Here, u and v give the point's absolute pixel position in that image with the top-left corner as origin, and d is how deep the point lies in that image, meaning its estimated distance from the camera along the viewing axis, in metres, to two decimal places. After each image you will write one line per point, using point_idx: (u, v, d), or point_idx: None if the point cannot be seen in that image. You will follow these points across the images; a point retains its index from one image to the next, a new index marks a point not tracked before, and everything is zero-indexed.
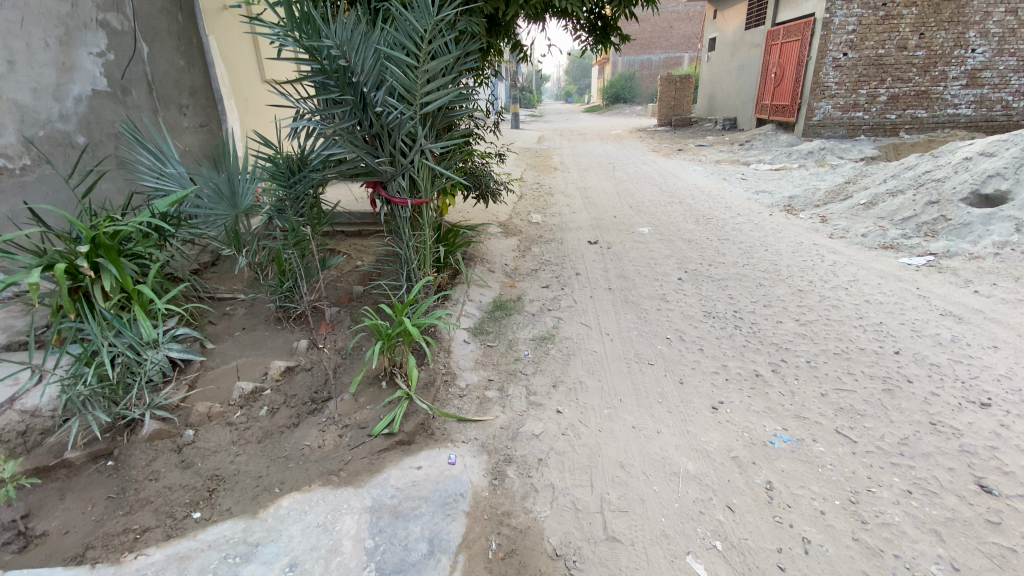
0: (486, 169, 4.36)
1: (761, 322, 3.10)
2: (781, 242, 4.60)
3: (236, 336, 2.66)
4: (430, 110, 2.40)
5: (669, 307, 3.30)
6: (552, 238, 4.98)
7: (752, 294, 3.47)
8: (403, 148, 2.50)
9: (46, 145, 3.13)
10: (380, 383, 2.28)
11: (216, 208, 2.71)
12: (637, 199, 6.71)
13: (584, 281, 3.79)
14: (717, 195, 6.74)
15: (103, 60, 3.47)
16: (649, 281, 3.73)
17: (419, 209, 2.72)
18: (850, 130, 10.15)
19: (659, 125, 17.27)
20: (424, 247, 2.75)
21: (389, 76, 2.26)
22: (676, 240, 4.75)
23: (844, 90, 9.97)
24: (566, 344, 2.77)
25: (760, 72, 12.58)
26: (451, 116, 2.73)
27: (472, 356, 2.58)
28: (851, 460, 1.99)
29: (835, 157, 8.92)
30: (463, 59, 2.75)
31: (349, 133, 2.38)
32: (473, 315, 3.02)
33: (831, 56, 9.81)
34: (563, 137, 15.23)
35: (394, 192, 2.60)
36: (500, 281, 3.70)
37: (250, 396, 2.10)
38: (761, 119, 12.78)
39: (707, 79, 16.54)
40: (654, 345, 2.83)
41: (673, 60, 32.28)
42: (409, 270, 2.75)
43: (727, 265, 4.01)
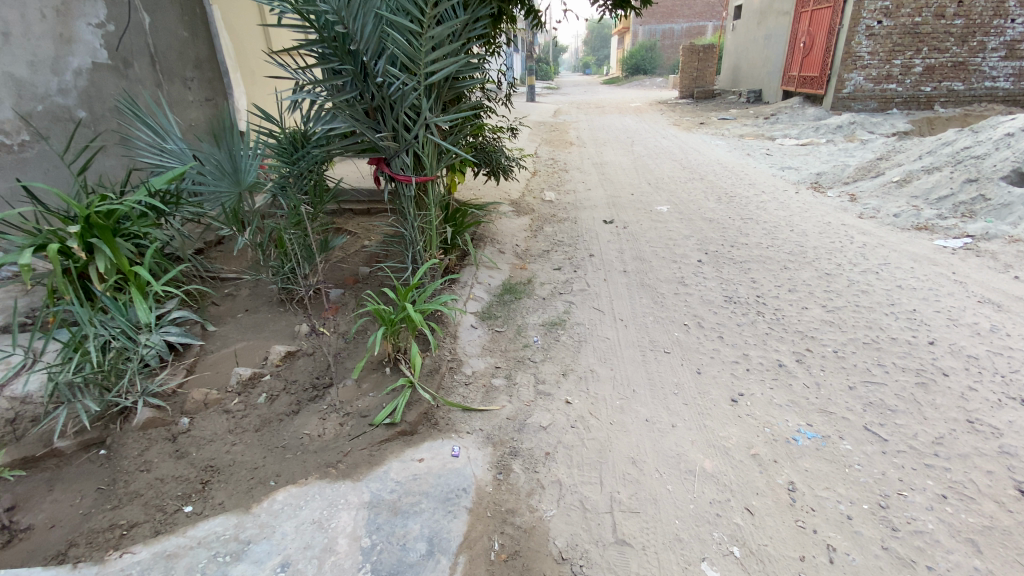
0: (498, 145, 4.20)
1: (786, 308, 2.93)
2: (807, 222, 4.38)
3: (238, 318, 2.59)
4: (436, 81, 2.25)
5: (687, 291, 3.15)
6: (565, 217, 4.83)
7: (776, 278, 3.29)
8: (406, 122, 2.35)
9: (45, 120, 3.06)
10: (383, 369, 2.20)
11: (219, 185, 2.62)
12: (656, 175, 6.47)
13: (598, 263, 3.65)
14: (740, 172, 6.46)
15: (102, 31, 3.37)
16: (667, 263, 3.58)
17: (425, 188, 2.60)
18: (883, 103, 9.63)
19: (680, 98, 16.69)
20: (430, 227, 2.64)
21: (390, 44, 2.11)
22: (697, 219, 4.55)
23: (878, 61, 9.43)
24: (577, 329, 2.66)
25: (788, 41, 12.00)
26: (459, 87, 2.57)
27: (480, 342, 2.48)
28: (881, 460, 1.85)
29: (865, 131, 8.49)
30: (472, 25, 2.57)
31: (349, 106, 2.24)
32: (481, 298, 2.92)
33: (864, 24, 9.27)
34: (581, 111, 14.83)
35: (397, 170, 2.47)
36: (510, 262, 3.58)
37: (248, 382, 2.03)
38: (787, 91, 12.24)
39: (732, 49, 15.84)
40: (670, 331, 2.70)
41: (696, 30, 31.08)
42: (415, 252, 2.65)
43: (750, 247, 3.82)
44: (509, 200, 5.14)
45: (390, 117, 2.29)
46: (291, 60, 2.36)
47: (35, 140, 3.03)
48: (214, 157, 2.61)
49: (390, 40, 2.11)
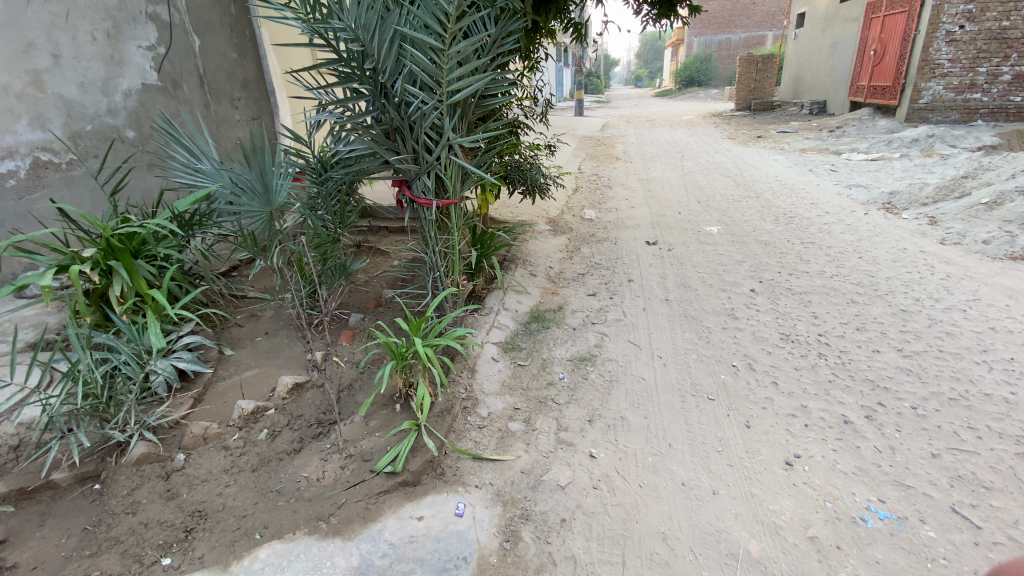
0: (535, 162, 4.04)
1: (853, 351, 2.57)
2: (878, 248, 3.93)
3: (256, 342, 2.49)
4: (459, 99, 2.11)
5: (737, 326, 2.84)
6: (606, 236, 4.59)
7: (840, 314, 2.92)
8: (428, 143, 2.22)
9: (94, 139, 3.17)
10: (394, 406, 2.06)
11: (249, 205, 2.55)
12: (707, 192, 6.11)
13: (638, 289, 3.38)
14: (801, 189, 5.99)
15: (152, 53, 3.48)
16: (715, 292, 3.28)
17: (448, 211, 2.46)
18: (965, 114, 8.77)
19: (736, 110, 16.02)
20: (453, 251, 2.50)
21: (410, 62, 1.97)
22: (750, 242, 4.19)
23: (959, 68, 8.61)
24: (609, 367, 2.42)
25: (856, 50, 11.24)
26: (487, 104, 2.42)
27: (500, 378, 2.28)
28: (975, 555, 1.51)
29: (945, 145, 7.74)
30: (501, 40, 2.43)
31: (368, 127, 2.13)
32: (506, 327, 2.73)
33: (944, 30, 8.52)
34: (630, 124, 14.51)
35: (418, 193, 2.35)
36: (542, 286, 3.38)
37: (250, 417, 1.93)
38: (855, 102, 11.44)
39: (794, 59, 15.07)
40: (714, 374, 2.41)
41: (755, 40, 30.02)
42: (435, 277, 2.51)
43: (811, 276, 3.44)
44: (548, 219, 4.95)
45: (411, 138, 2.16)
46: (313, 81, 2.29)
47: (84, 158, 3.14)
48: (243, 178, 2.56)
49: (410, 57, 2.00)
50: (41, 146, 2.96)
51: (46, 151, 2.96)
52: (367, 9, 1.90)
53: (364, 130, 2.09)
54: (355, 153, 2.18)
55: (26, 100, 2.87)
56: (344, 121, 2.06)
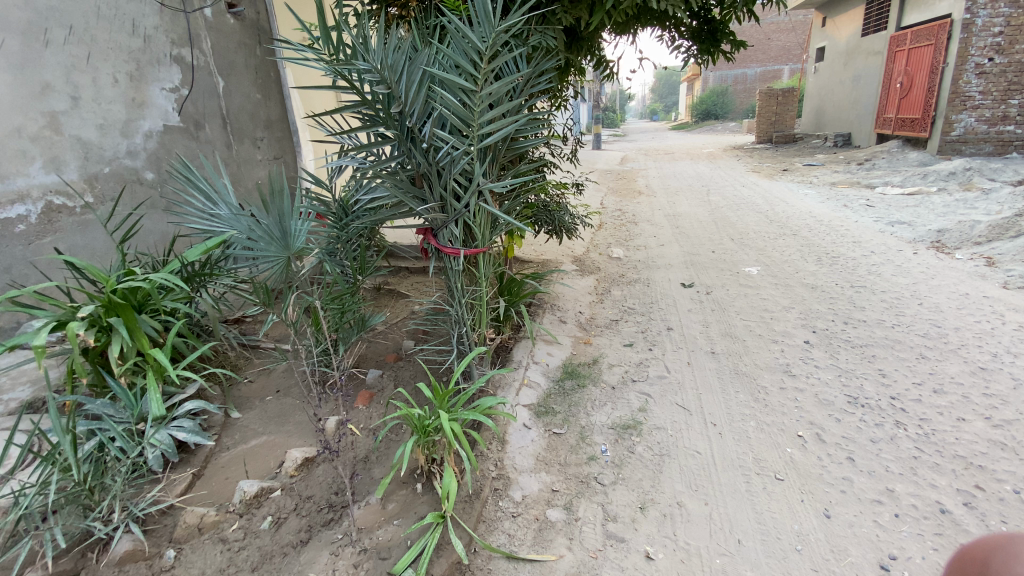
0: (562, 202, 3.87)
1: (935, 419, 2.25)
2: (937, 292, 3.62)
3: (265, 402, 2.29)
4: (491, 143, 1.94)
5: (795, 385, 2.55)
6: (636, 277, 4.35)
7: (910, 372, 2.61)
8: (456, 190, 2.03)
9: (111, 181, 3.08)
10: (414, 485, 1.81)
11: (267, 251, 2.37)
12: (739, 229, 5.87)
13: (678, 339, 3.11)
14: (839, 226, 5.70)
15: (175, 95, 3.43)
16: (764, 344, 3.00)
17: (476, 261, 2.24)
18: (1001, 146, 8.47)
19: (757, 143, 15.88)
20: (480, 303, 2.27)
21: (440, 104, 1.81)
22: (795, 286, 3.91)
23: (991, 100, 8.36)
24: (657, 438, 2.15)
25: (880, 82, 11.08)
26: (520, 147, 2.25)
27: (533, 451, 2.03)
28: None
29: (985, 178, 7.40)
30: (535, 79, 2.28)
31: (394, 174, 1.96)
32: (538, 385, 2.48)
33: (973, 62, 8.32)
34: (649, 157, 14.44)
35: (445, 242, 2.14)
36: (573, 335, 3.13)
37: (253, 501, 1.69)
38: (882, 134, 11.20)
39: (815, 92, 14.97)
40: (777, 447, 2.12)
41: (772, 74, 30.21)
42: (461, 332, 2.27)
43: (868, 325, 3.14)
44: (573, 258, 4.75)
45: (438, 185, 1.97)
46: (335, 125, 2.14)
47: (101, 201, 3.04)
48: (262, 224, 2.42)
49: (440, 100, 1.84)
50: (56, 190, 2.85)
51: (60, 194, 2.86)
52: (393, 51, 1.76)
53: (388, 177, 1.90)
54: (379, 202, 2.00)
55: (43, 143, 2.78)
56: (366, 168, 1.88)
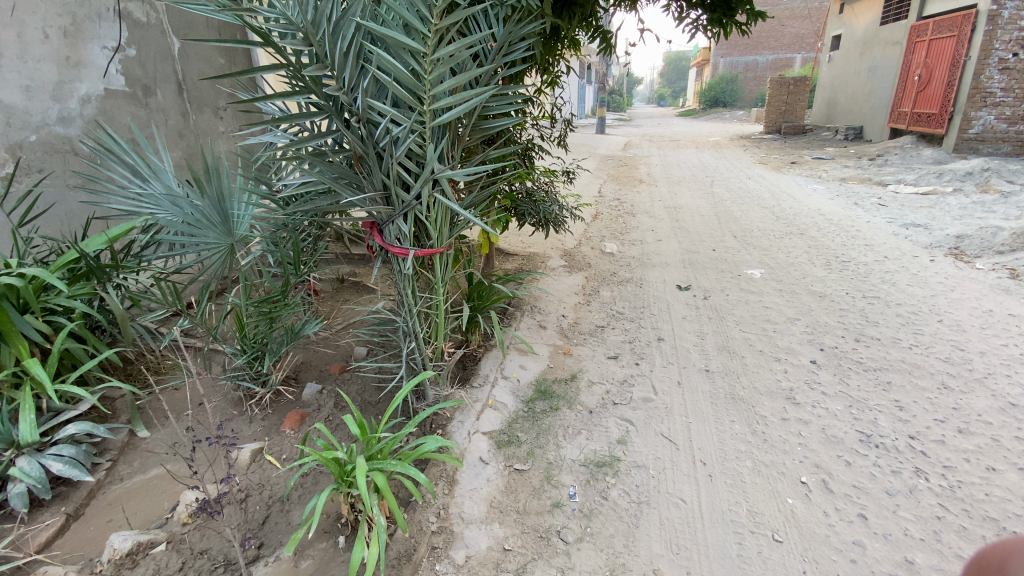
0: (549, 192, 3.50)
1: (961, 468, 1.92)
2: (957, 307, 3.29)
3: (182, 419, 1.96)
4: (449, 119, 1.58)
5: (799, 417, 2.23)
6: (628, 276, 4.01)
7: (929, 406, 2.28)
8: (404, 177, 1.66)
9: (39, 152, 2.70)
10: (335, 540, 1.48)
11: (206, 236, 2.21)
12: (742, 225, 5.51)
13: (670, 353, 2.78)
14: (849, 227, 5.33)
15: (120, 56, 3.01)
16: (764, 362, 2.67)
17: (430, 263, 1.87)
18: (1019, 146, 8.05)
19: (765, 133, 15.36)
20: (436, 312, 1.91)
21: (379, 68, 1.43)
22: (801, 294, 3.57)
23: (1013, 98, 7.90)
24: (636, 480, 1.83)
25: (897, 74, 10.59)
26: (489, 125, 1.88)
27: (487, 494, 1.71)
28: None
29: (1003, 180, 7.00)
30: (509, 46, 1.92)
31: (322, 155, 1.58)
32: (504, 407, 2.15)
33: (996, 56, 7.85)
34: (652, 144, 13.97)
35: (391, 240, 1.76)
36: (551, 343, 2.80)
37: (128, 559, 1.36)
38: (895, 129, 10.75)
39: (827, 82, 14.41)
40: (777, 497, 1.80)
41: (783, 62, 29.43)
42: (412, 346, 1.91)
43: (882, 345, 2.81)
44: (563, 252, 4.40)
45: (378, 171, 1.60)
46: None
47: (26, 174, 2.67)
48: (200, 206, 2.21)
49: (380, 63, 1.48)
50: None
51: None
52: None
53: (313, 158, 1.52)
54: (304, 190, 1.63)
55: None
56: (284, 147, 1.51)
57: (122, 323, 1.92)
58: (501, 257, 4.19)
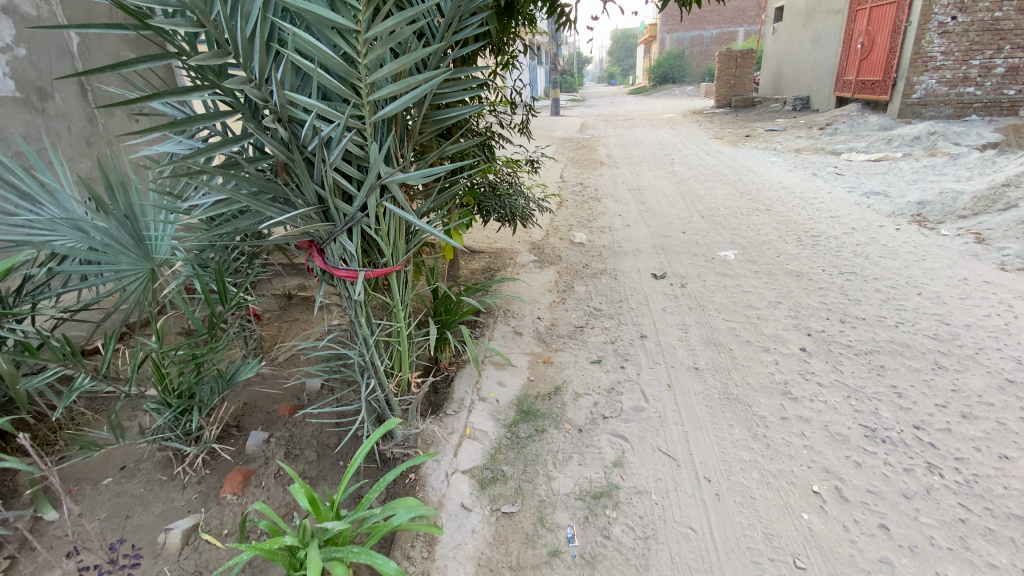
0: (513, 184, 3.24)
1: (973, 459, 1.82)
2: (932, 277, 3.25)
3: (100, 491, 1.64)
4: (393, 111, 1.30)
5: (800, 415, 2.09)
6: (601, 267, 3.82)
7: (927, 390, 2.19)
8: (344, 185, 1.35)
9: None
10: None
11: (121, 262, 1.90)
12: (709, 204, 5.41)
13: (655, 351, 2.60)
14: (813, 199, 5.31)
15: (8, 56, 2.52)
16: (754, 354, 2.53)
17: (386, 285, 1.59)
18: (960, 108, 8.26)
19: (716, 107, 15.49)
20: (397, 339, 1.63)
21: (299, 50, 1.13)
22: (778, 274, 3.46)
23: (952, 61, 8.10)
24: (640, 511, 1.64)
25: (840, 44, 10.77)
26: (445, 117, 1.60)
27: (474, 551, 1.47)
28: None
29: (949, 143, 7.18)
30: (460, 21, 1.64)
31: (234, 166, 1.25)
32: (485, 436, 1.91)
33: (936, 20, 7.99)
34: (608, 124, 13.83)
35: (334, 262, 1.46)
36: (529, 351, 2.57)
37: None
38: (842, 98, 10.97)
39: (773, 54, 14.60)
40: (791, 514, 1.64)
41: (728, 36, 29.84)
42: (372, 381, 1.63)
43: (869, 325, 2.72)
44: (531, 246, 4.16)
45: (309, 182, 1.28)
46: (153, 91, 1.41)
47: None
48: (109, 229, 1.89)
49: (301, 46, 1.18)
50: None
51: None
52: None
53: (220, 170, 1.19)
54: (214, 211, 1.29)
55: None
56: (179, 159, 1.17)
57: (8, 383, 1.52)
58: (465, 255, 3.92)
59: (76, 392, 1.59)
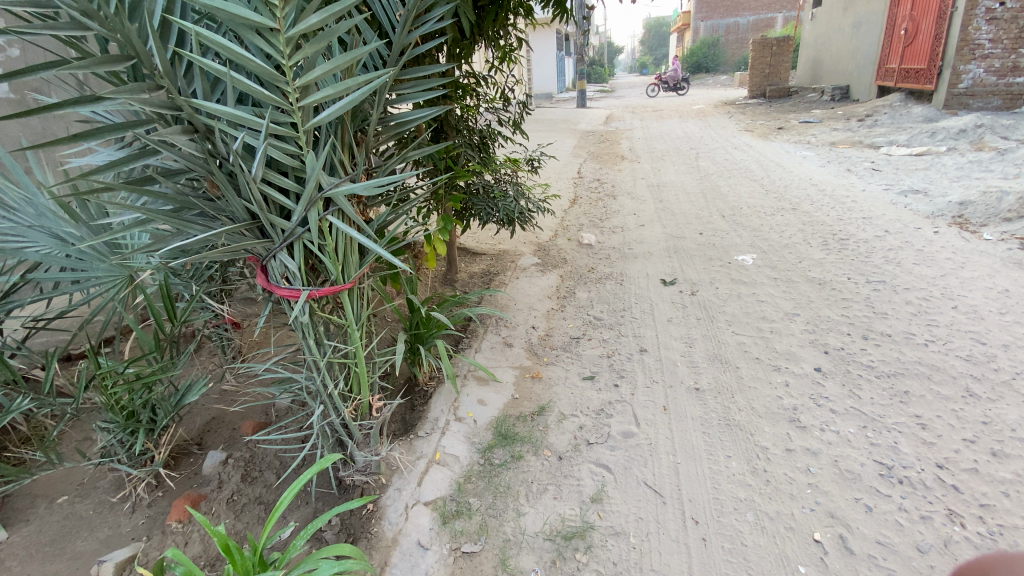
0: (511, 185, 3.08)
1: (1004, 508, 1.60)
2: (972, 288, 2.95)
3: (52, 509, 1.60)
4: (329, 117, 1.21)
5: (807, 447, 1.88)
6: (608, 271, 3.63)
7: (956, 422, 1.95)
8: (277, 200, 1.24)
9: None
10: None
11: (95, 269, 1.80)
12: (730, 203, 5.12)
13: (654, 368, 2.42)
14: (843, 197, 4.97)
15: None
16: (762, 374, 2.32)
17: (340, 303, 1.47)
18: (1010, 99, 7.63)
19: (749, 98, 14.85)
20: (353, 361, 1.52)
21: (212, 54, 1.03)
22: (797, 282, 3.21)
23: (1000, 50, 7.49)
24: (614, 556, 1.48)
25: (883, 29, 10.12)
26: (404, 119, 1.52)
27: None
28: None
29: (1000, 136, 6.63)
30: (419, 18, 1.54)
31: (151, 182, 1.15)
32: (455, 461, 1.79)
33: (982, 6, 7.41)
34: (634, 116, 13.43)
35: (277, 280, 1.36)
36: (518, 365, 2.43)
37: None
38: (883, 87, 10.33)
39: (811, 41, 13.88)
40: (785, 566, 1.46)
41: (764, 23, 28.67)
42: (326, 404, 1.52)
43: (894, 343, 2.46)
44: (536, 248, 4.00)
45: (236, 198, 1.18)
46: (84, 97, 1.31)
47: None
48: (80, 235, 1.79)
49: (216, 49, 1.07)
50: None
51: None
52: None
53: (131, 185, 1.09)
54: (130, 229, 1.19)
55: None
56: (84, 172, 1.07)
57: None
58: (466, 257, 3.80)
59: (14, 413, 1.50)
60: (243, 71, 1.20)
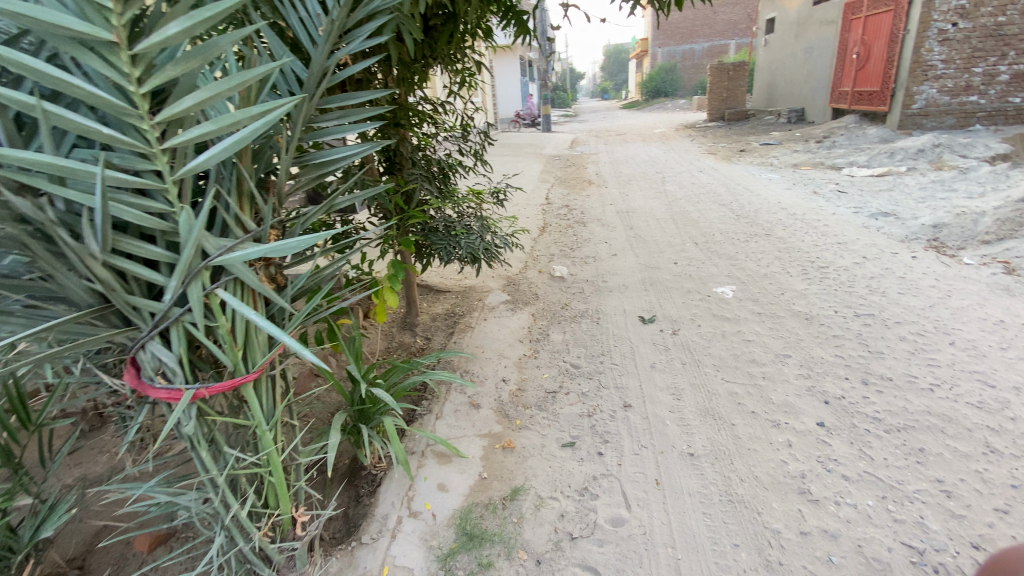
0: (473, 220, 2.79)
1: None
2: (964, 320, 2.80)
3: None
4: (212, 159, 0.90)
5: (825, 529, 1.61)
6: (583, 307, 3.36)
7: (981, 487, 1.73)
8: (138, 274, 0.92)
9: None
10: None
11: None
12: (703, 228, 4.98)
13: (641, 428, 2.12)
14: (816, 221, 4.89)
15: None
16: (761, 432, 2.06)
17: (243, 399, 1.14)
18: (962, 118, 7.90)
19: (709, 120, 15.16)
20: (265, 470, 1.17)
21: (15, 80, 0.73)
22: (784, 317, 3.01)
23: (951, 71, 7.76)
24: None
25: (835, 55, 10.48)
26: (328, 158, 1.22)
27: None
28: None
29: (955, 156, 6.79)
30: (345, 34, 1.26)
31: None
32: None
33: (935, 28, 7.65)
34: (599, 139, 13.47)
35: (148, 378, 1.00)
36: (485, 431, 2.10)
37: None
38: (838, 110, 10.64)
39: (765, 66, 14.35)
40: None
41: (719, 49, 29.84)
42: (229, 530, 1.17)
43: (898, 388, 2.25)
44: (504, 284, 3.71)
45: (71, 276, 0.87)
46: None
47: None
48: None
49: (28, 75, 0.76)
50: None
51: None
52: None
53: None
54: None
55: None
56: None
57: None
58: (428, 297, 3.47)
59: None
60: (78, 105, 0.89)
